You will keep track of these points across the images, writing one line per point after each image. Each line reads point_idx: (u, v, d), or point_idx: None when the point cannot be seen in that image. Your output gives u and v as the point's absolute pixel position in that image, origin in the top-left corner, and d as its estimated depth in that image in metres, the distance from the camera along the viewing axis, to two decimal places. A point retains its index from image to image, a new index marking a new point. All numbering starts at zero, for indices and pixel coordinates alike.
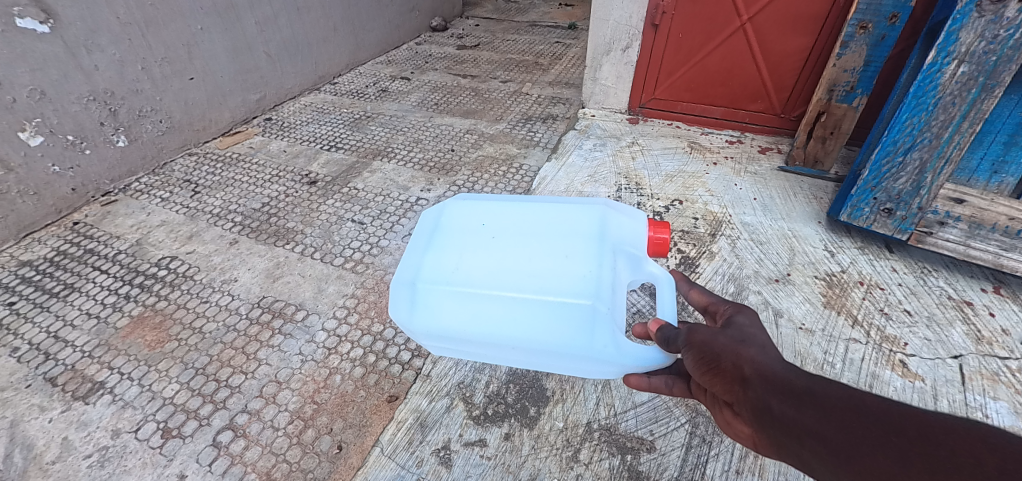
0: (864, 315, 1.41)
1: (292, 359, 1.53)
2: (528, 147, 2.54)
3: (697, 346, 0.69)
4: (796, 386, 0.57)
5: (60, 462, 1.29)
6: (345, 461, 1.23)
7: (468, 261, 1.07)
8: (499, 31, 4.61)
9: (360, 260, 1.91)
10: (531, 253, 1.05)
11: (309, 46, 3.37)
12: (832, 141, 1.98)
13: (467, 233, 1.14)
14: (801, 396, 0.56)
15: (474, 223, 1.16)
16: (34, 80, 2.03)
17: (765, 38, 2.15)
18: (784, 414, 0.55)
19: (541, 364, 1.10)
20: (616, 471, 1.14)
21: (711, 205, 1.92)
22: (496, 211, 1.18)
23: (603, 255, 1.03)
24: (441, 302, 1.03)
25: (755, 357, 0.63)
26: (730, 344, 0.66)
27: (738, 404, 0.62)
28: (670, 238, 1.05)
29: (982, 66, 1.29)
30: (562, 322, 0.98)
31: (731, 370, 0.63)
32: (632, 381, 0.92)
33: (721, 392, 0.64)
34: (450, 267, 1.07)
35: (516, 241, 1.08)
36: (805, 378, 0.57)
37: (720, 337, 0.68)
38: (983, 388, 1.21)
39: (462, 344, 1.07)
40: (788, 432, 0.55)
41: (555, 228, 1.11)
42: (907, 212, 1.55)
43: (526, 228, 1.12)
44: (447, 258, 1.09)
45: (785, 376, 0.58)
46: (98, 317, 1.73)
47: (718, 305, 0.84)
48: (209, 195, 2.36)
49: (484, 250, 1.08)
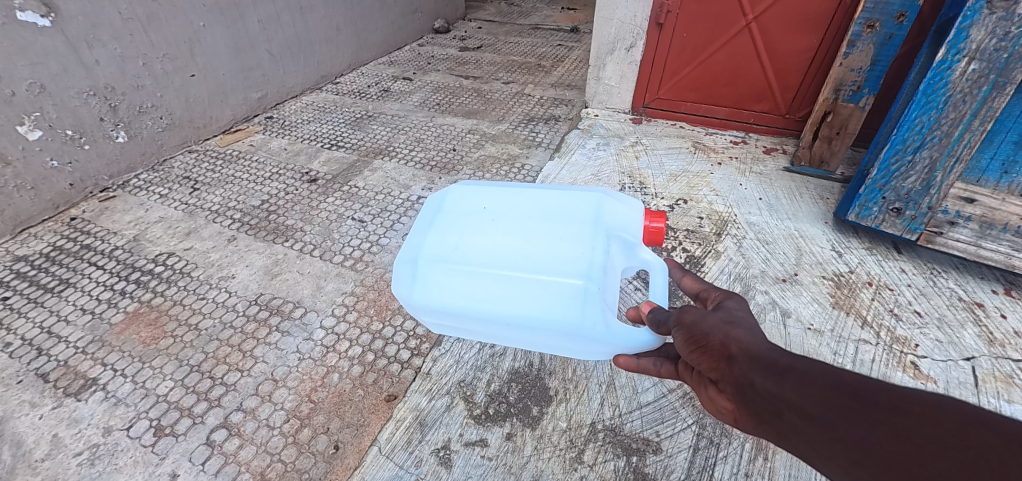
0: (874, 315, 1.39)
1: (289, 357, 1.50)
2: (530, 147, 2.52)
3: (687, 326, 0.70)
4: (777, 363, 0.57)
5: (50, 460, 1.26)
6: (342, 461, 1.20)
7: (468, 239, 1.05)
8: (501, 34, 4.62)
9: (360, 258, 1.88)
10: (529, 234, 1.04)
11: (312, 45, 3.36)
12: (838, 141, 1.96)
13: (469, 215, 1.12)
14: (783, 372, 0.55)
15: (475, 207, 1.14)
16: (34, 74, 2.01)
17: (771, 38, 2.13)
18: (765, 389, 0.56)
19: (536, 344, 1.08)
20: (621, 472, 1.10)
21: (716, 205, 1.90)
22: (498, 196, 1.16)
23: (599, 238, 1.01)
24: (441, 278, 1.01)
25: (741, 337, 0.63)
26: (718, 324, 0.67)
27: (722, 381, 0.62)
28: (665, 227, 1.03)
29: (993, 64, 1.28)
30: (555, 300, 0.95)
31: (718, 348, 0.64)
32: (620, 361, 0.90)
33: (707, 370, 0.65)
34: (451, 245, 1.05)
35: (515, 224, 1.06)
36: (787, 356, 0.57)
37: (710, 317, 0.69)
38: (998, 391, 1.18)
39: (460, 321, 1.05)
40: (769, 407, 0.55)
41: (554, 213, 1.09)
42: (916, 211, 1.53)
43: (525, 211, 1.10)
44: (448, 237, 1.07)
45: (768, 354, 0.58)
46: (92, 313, 1.70)
47: (709, 292, 0.83)
48: (208, 192, 2.34)
49: (484, 230, 1.06)
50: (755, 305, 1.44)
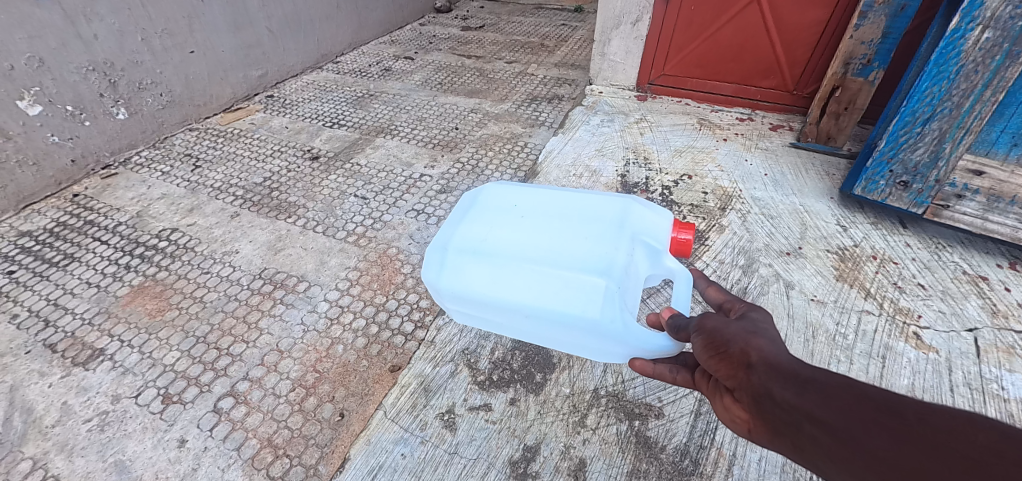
0: (877, 287, 1.39)
1: (293, 329, 1.51)
2: (533, 126, 2.50)
3: (708, 332, 0.69)
4: (798, 374, 0.56)
5: (60, 426, 1.28)
6: (347, 429, 1.22)
7: (496, 232, 1.06)
8: (504, 14, 4.54)
9: (363, 234, 1.88)
10: (557, 232, 1.04)
11: (312, 23, 3.31)
12: (846, 116, 1.95)
13: (499, 210, 1.13)
14: (804, 383, 0.54)
15: (507, 203, 1.15)
16: (33, 47, 1.99)
17: (780, 11, 2.09)
18: (783, 399, 0.55)
19: (554, 338, 1.08)
20: (623, 436, 1.12)
21: (721, 180, 1.89)
22: (529, 194, 1.16)
23: (622, 240, 1.01)
24: (469, 267, 1.02)
25: (763, 346, 0.62)
26: (740, 333, 0.66)
27: (738, 390, 0.61)
28: (693, 239, 1.01)
29: (1006, 32, 1.26)
30: (576, 295, 0.94)
31: (737, 356, 0.63)
32: (634, 363, 0.86)
33: (724, 377, 0.63)
34: (481, 236, 1.06)
35: (545, 222, 1.07)
36: (808, 368, 0.56)
37: (732, 325, 0.68)
38: (999, 361, 1.19)
39: (484, 309, 1.05)
40: (787, 418, 0.54)
41: (583, 215, 1.09)
42: (924, 185, 1.53)
43: (555, 211, 1.10)
44: (478, 228, 1.08)
45: (789, 365, 0.57)
46: (97, 286, 1.71)
47: (734, 303, 0.79)
48: (209, 169, 2.33)
49: (512, 226, 1.07)
50: (759, 277, 1.44)
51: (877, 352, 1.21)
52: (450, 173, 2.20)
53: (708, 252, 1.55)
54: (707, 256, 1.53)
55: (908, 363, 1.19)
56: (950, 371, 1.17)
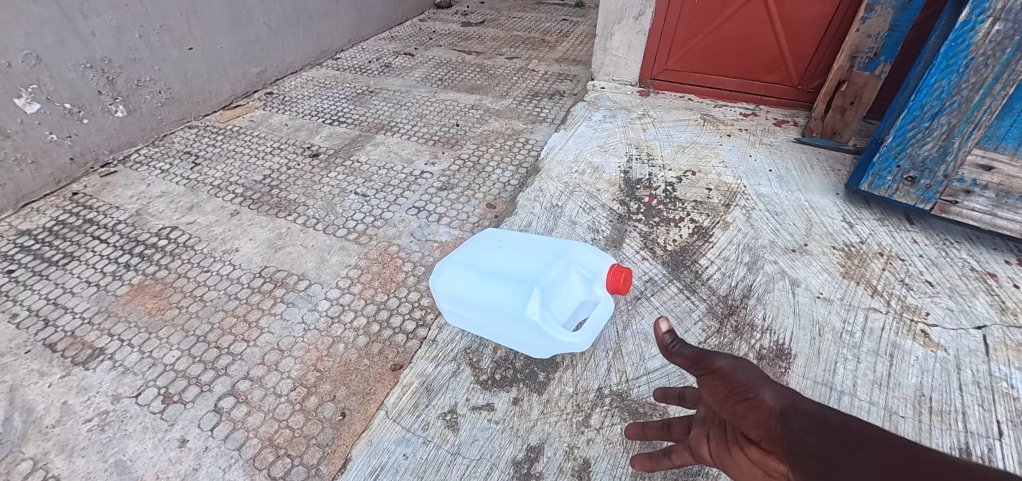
0: (884, 284, 1.38)
1: (294, 328, 1.50)
2: (535, 122, 2.48)
3: (723, 375, 0.62)
4: (828, 420, 0.48)
5: (61, 425, 1.27)
6: (348, 428, 1.22)
7: (481, 256, 1.32)
8: (505, 9, 4.50)
9: (363, 231, 1.87)
10: (524, 260, 1.27)
11: (311, 19, 3.29)
12: (852, 112, 1.93)
13: (490, 243, 1.39)
14: (835, 431, 0.46)
15: (497, 239, 1.42)
16: (30, 44, 1.97)
17: (785, 5, 2.07)
18: (811, 446, 0.46)
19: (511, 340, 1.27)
20: (628, 436, 1.11)
21: (725, 176, 1.87)
22: (516, 236, 1.44)
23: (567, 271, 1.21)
24: (455, 275, 1.28)
25: (786, 392, 0.54)
26: (760, 380, 0.58)
27: (760, 439, 0.51)
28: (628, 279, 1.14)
29: (1018, 24, 1.24)
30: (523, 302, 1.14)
31: (759, 400, 0.55)
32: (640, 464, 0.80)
33: (747, 426, 0.54)
34: (469, 256, 1.32)
35: (519, 255, 1.29)
36: (840, 418, 0.48)
37: (750, 372, 0.61)
38: (1008, 358, 1.17)
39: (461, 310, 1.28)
40: (812, 465, 0.44)
41: (551, 254, 1.29)
42: (931, 180, 1.51)
43: (529, 248, 1.34)
44: (469, 252, 1.34)
45: (818, 412, 0.50)
46: (97, 285, 1.70)
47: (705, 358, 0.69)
48: (209, 167, 2.31)
49: (494, 255, 1.31)
50: (763, 275, 1.43)
51: (885, 350, 1.20)
52: (451, 169, 2.19)
53: (712, 249, 1.54)
54: (711, 254, 1.52)
55: (916, 361, 1.18)
56: (958, 369, 1.15)
